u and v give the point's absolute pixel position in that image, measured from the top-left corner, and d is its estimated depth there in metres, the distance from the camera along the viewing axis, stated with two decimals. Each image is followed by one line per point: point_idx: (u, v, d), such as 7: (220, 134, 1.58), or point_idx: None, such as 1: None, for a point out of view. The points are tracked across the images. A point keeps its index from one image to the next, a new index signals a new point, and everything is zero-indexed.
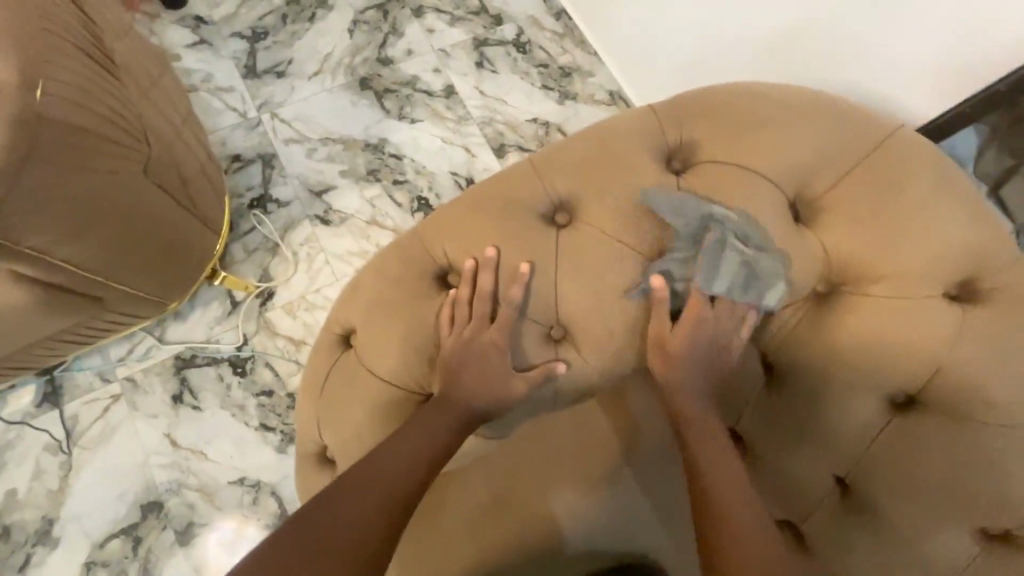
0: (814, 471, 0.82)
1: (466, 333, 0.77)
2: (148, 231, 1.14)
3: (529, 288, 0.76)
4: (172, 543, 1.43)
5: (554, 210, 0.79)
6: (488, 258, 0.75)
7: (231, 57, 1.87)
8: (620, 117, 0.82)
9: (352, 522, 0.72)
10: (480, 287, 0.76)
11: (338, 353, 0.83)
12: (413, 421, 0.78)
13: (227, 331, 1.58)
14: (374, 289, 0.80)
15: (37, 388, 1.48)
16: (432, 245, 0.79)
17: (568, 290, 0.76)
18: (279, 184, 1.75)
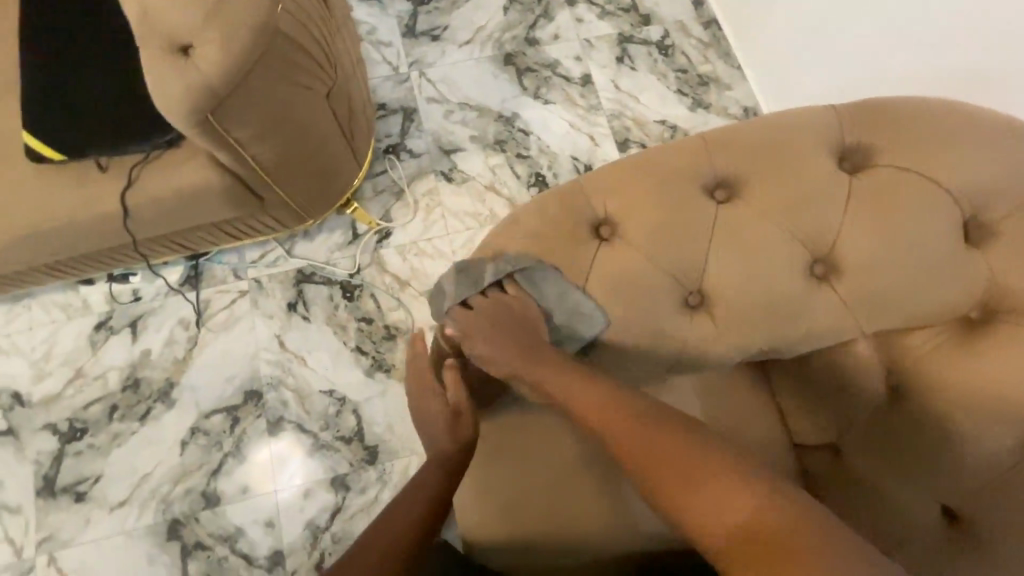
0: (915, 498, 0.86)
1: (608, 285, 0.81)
2: (317, 151, 1.28)
3: (682, 254, 0.80)
4: (262, 431, 1.59)
5: (714, 186, 0.83)
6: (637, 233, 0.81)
7: (395, 16, 2.03)
8: (798, 110, 0.85)
9: (424, 501, 0.92)
10: (629, 244, 0.81)
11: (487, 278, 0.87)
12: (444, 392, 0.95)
13: (344, 258, 1.74)
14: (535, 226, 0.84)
15: (183, 269, 1.69)
16: (595, 198, 0.84)
17: (718, 263, 0.79)
18: (414, 136, 1.89)
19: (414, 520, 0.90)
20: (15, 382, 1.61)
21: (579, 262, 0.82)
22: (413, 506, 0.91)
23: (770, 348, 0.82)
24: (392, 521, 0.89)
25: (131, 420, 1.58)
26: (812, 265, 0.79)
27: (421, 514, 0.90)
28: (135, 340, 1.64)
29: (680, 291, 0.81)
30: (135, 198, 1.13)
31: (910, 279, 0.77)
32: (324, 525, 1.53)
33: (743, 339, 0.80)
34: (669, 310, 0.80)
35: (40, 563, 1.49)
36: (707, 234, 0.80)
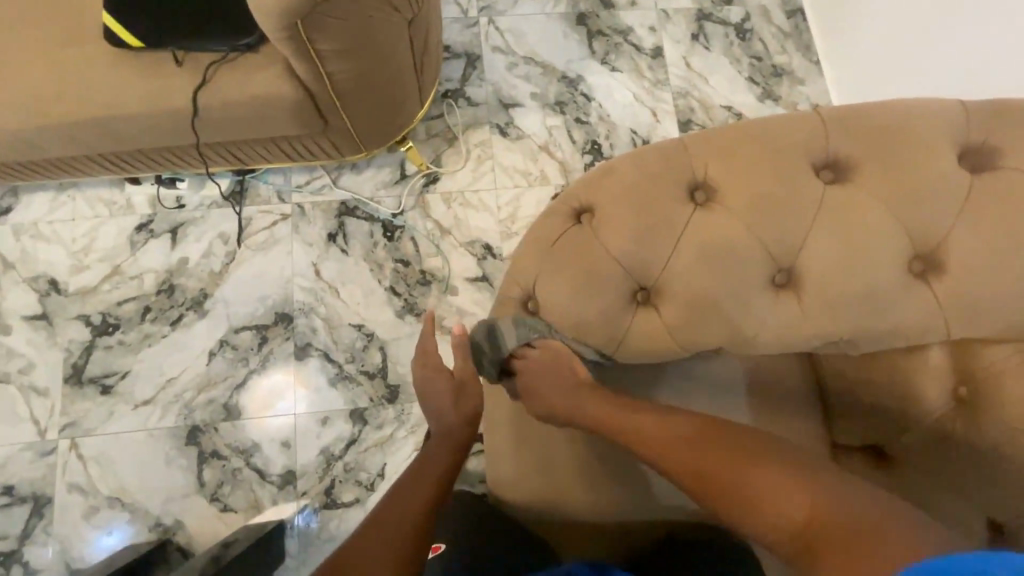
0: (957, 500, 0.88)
1: (702, 245, 0.79)
2: (391, 79, 1.25)
3: (783, 229, 0.79)
4: (290, 353, 1.61)
5: (823, 166, 0.82)
6: (737, 205, 0.80)
7: None
8: (923, 100, 0.84)
9: (432, 480, 0.92)
10: (727, 211, 0.80)
11: (570, 224, 0.86)
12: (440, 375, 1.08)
13: (389, 197, 1.72)
14: (628, 182, 0.83)
15: (229, 183, 1.68)
16: (696, 160, 0.83)
17: (817, 243, 0.78)
18: (475, 84, 1.84)
19: (418, 508, 0.86)
20: (53, 270, 1.62)
21: (669, 225, 0.81)
22: (416, 494, 0.89)
23: (843, 341, 0.81)
24: (397, 511, 0.85)
25: (162, 324, 1.60)
26: (904, 263, 0.78)
27: (429, 491, 0.89)
28: (174, 246, 1.64)
29: (768, 268, 0.80)
30: (205, 98, 1.11)
31: (1002, 288, 0.76)
32: (338, 453, 1.56)
33: (821, 328, 0.79)
34: (750, 284, 0.79)
35: (62, 446, 1.53)
36: (804, 215, 0.78)
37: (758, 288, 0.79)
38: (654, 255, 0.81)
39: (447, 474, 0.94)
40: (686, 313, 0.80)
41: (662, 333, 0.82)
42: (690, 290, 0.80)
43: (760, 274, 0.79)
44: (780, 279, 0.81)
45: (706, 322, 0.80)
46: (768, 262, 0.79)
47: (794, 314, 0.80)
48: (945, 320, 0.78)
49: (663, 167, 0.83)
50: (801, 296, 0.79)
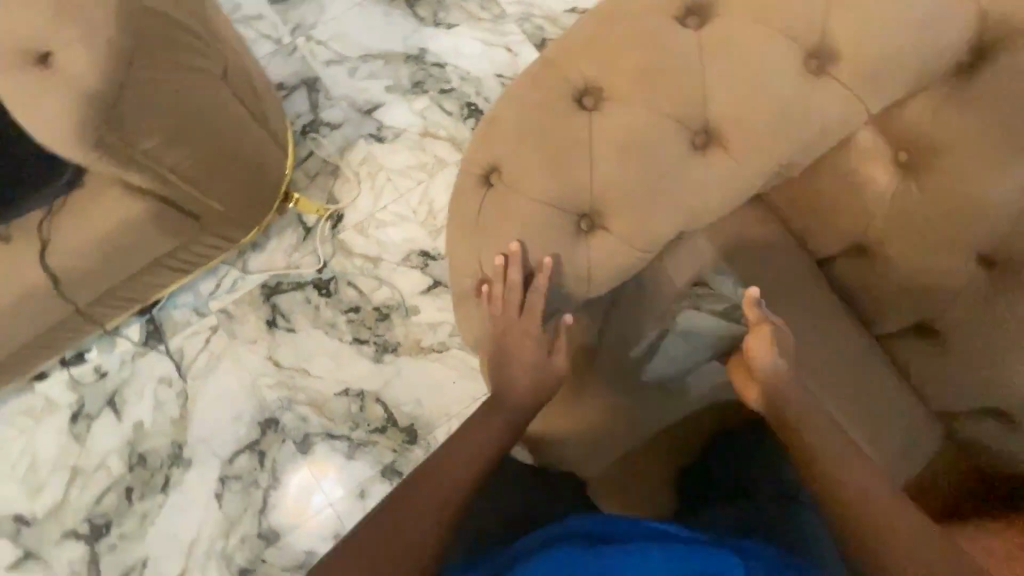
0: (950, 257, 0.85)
1: (618, 143, 0.76)
2: (239, 144, 1.15)
3: (680, 92, 0.75)
4: (293, 451, 1.52)
5: (686, 15, 0.79)
6: (628, 91, 0.76)
7: None
8: None
9: (469, 465, 0.80)
10: (622, 103, 0.76)
11: (484, 192, 0.81)
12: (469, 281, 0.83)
13: (305, 256, 1.62)
14: (516, 122, 0.79)
15: (140, 327, 1.55)
16: (567, 68, 0.79)
17: (716, 88, 0.76)
18: (327, 107, 1.73)
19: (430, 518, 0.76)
20: (11, 505, 1.47)
21: (576, 143, 0.77)
22: (436, 490, 0.77)
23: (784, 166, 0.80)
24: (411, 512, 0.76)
25: (153, 494, 1.48)
26: (800, 65, 0.76)
27: (463, 478, 0.79)
28: (120, 416, 1.51)
29: (685, 135, 0.77)
30: (57, 258, 1.00)
31: (893, 42, 0.75)
32: None
33: (759, 165, 0.78)
34: (674, 159, 0.77)
35: None
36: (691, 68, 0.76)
37: (684, 157, 0.77)
38: (576, 179, 0.77)
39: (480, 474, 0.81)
40: (633, 216, 0.78)
41: (619, 245, 0.79)
42: (626, 193, 0.77)
43: (679, 145, 0.77)
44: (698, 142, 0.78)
45: (656, 213, 0.77)
46: (680, 128, 0.76)
47: (727, 166, 0.78)
48: (862, 99, 0.77)
49: (542, 89, 0.78)
50: (726, 145, 0.78)
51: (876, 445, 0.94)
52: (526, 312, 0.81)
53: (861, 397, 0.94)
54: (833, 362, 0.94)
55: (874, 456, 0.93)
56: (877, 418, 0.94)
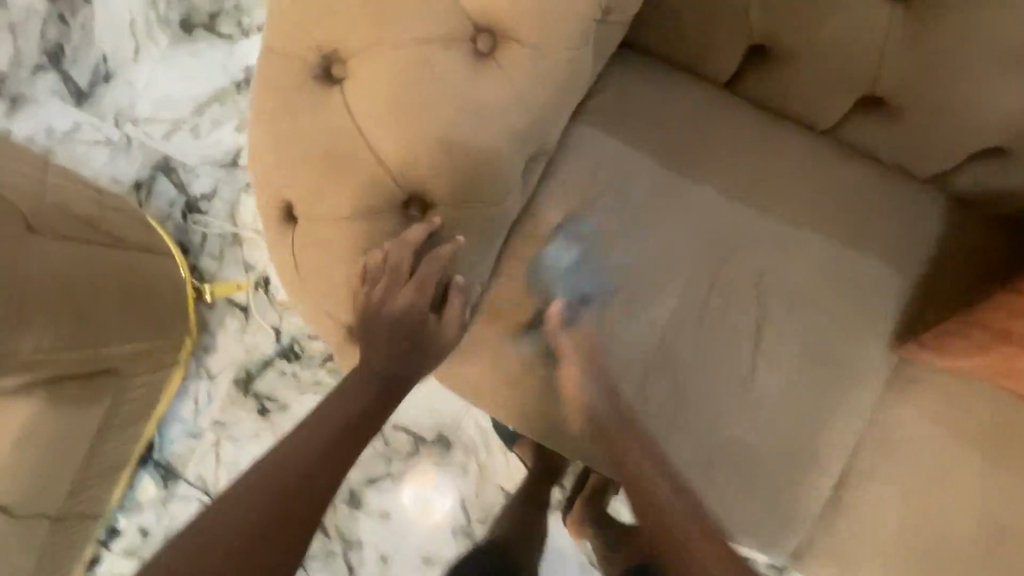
0: (854, 23, 0.65)
1: (395, 100, 0.53)
2: (93, 282, 1.04)
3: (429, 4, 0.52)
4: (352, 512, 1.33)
5: None
6: (372, 35, 0.53)
7: (51, 94, 1.52)
8: None
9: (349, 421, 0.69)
10: (371, 48, 0.53)
11: (291, 232, 0.60)
12: (303, 236, 0.59)
13: (257, 334, 1.53)
14: (265, 131, 0.57)
15: (153, 476, 1.51)
16: (287, 46, 0.55)
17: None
18: (193, 180, 1.56)
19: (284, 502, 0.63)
20: None
21: (337, 137, 0.55)
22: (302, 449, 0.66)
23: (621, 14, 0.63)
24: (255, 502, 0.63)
25: None
26: None
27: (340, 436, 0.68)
28: None
29: (462, 51, 0.54)
30: None
31: None
32: (467, 520, 1.34)
33: (574, 35, 0.55)
34: (466, 93, 0.54)
35: None
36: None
37: (476, 86, 0.54)
38: (360, 182, 0.56)
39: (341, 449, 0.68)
40: (458, 184, 0.57)
41: (465, 220, 0.59)
42: (432, 161, 0.55)
43: (461, 72, 0.54)
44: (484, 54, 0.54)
45: (484, 162, 0.56)
46: (451, 45, 0.53)
47: (541, 60, 0.55)
48: None
49: (265, 84, 0.56)
50: (525, 32, 0.54)
51: (871, 250, 0.80)
52: (414, 281, 0.58)
53: (831, 208, 0.80)
54: (782, 186, 0.80)
55: (875, 264, 0.80)
56: (858, 222, 0.80)
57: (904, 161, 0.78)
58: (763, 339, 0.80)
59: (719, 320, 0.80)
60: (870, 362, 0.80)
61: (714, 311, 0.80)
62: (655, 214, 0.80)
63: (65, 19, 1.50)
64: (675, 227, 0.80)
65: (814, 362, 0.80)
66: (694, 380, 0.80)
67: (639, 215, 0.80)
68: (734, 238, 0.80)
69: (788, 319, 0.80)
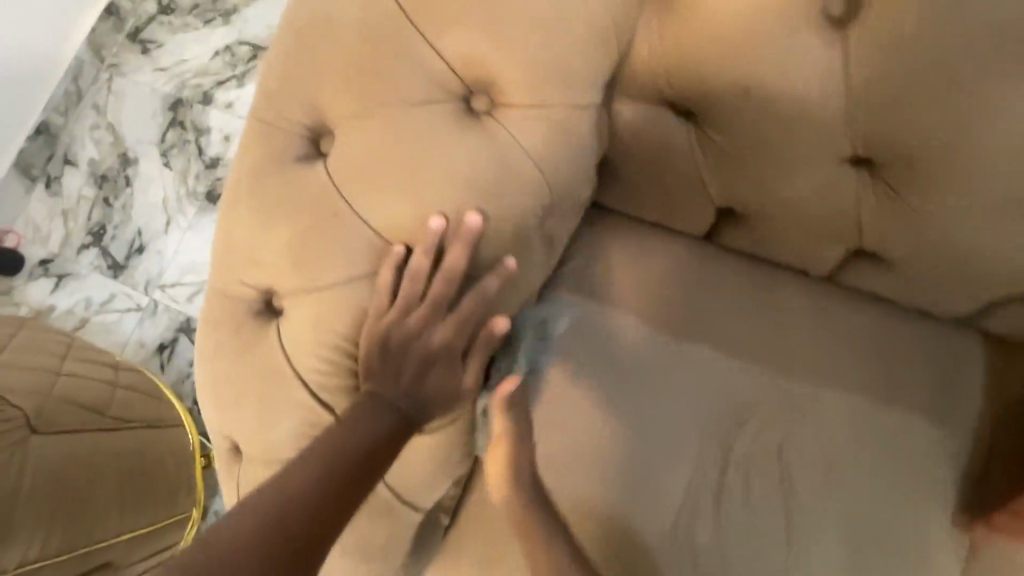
0: (826, 191, 0.61)
1: (324, 347, 0.50)
2: (86, 473, 0.97)
3: (357, 243, 0.49)
4: None
5: (320, 145, 0.54)
6: (297, 282, 0.50)
7: (95, 270, 1.38)
8: None
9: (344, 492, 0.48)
10: (299, 294, 0.51)
11: (238, 466, 0.56)
12: (248, 469, 0.55)
13: None
14: (209, 372, 0.55)
15: None
16: (226, 287, 0.54)
17: (383, 221, 0.49)
18: None
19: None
20: None
21: (272, 379, 0.52)
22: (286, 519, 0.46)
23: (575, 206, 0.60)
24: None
25: None
26: None
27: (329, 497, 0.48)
28: None
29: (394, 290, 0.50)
30: None
31: None
32: None
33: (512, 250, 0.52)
34: (388, 332, 0.50)
35: None
36: (345, 201, 0.50)
37: (412, 323, 0.50)
38: (293, 425, 0.52)
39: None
40: (411, 381, 0.51)
41: (437, 415, 0.53)
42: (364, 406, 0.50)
43: (383, 305, 0.50)
44: (413, 269, 0.49)
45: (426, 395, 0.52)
46: (380, 284, 0.49)
47: (471, 289, 0.50)
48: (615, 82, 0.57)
49: (207, 324, 0.55)
50: (437, 215, 0.48)
51: (903, 406, 0.70)
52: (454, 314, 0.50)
53: (846, 359, 0.72)
54: (788, 339, 0.73)
55: (914, 422, 0.69)
56: (882, 374, 0.71)
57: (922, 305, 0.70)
58: (795, 523, 0.68)
59: (741, 504, 0.69)
60: (933, 543, 0.67)
61: (732, 493, 0.70)
62: (647, 391, 0.72)
63: (103, 197, 1.38)
64: (668, 402, 0.72)
65: (865, 546, 0.67)
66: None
67: (627, 391, 0.73)
68: (742, 407, 0.72)
69: (825, 496, 0.69)
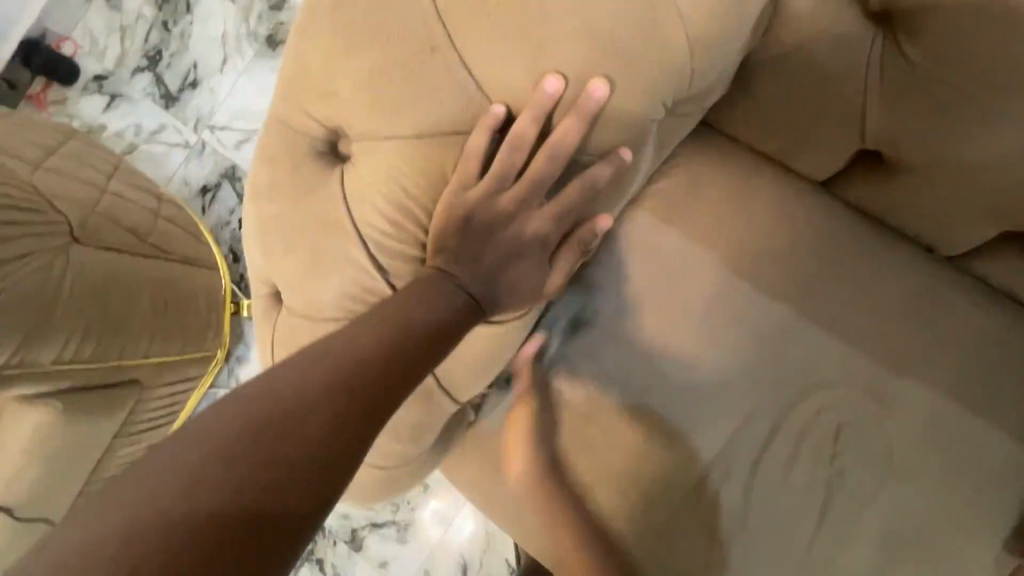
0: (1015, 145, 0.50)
1: (394, 203, 0.44)
2: (122, 289, 0.93)
3: (452, 90, 0.41)
4: (349, 554, 1.10)
5: None
6: (372, 124, 0.43)
7: (147, 97, 1.30)
8: None
9: (396, 367, 0.43)
10: (373, 139, 0.44)
11: (277, 315, 0.53)
12: (287, 320, 0.51)
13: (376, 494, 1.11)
14: (260, 208, 0.50)
15: None
16: (290, 118, 0.47)
17: (488, 68, 0.41)
18: None
19: (167, 565, 0.34)
20: None
21: (328, 229, 0.46)
22: (333, 374, 0.41)
23: (703, 105, 0.50)
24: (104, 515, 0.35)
25: None
26: None
27: (381, 370, 0.43)
28: None
29: (491, 155, 0.43)
30: None
31: None
32: None
33: (629, 137, 0.44)
34: (474, 206, 0.44)
35: None
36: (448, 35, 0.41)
37: (504, 200, 0.44)
38: (346, 283, 0.47)
39: (289, 494, 0.38)
40: (489, 264, 0.46)
41: (511, 308, 0.48)
42: (435, 279, 0.45)
43: (471, 176, 0.43)
44: (517, 136, 0.42)
45: (496, 284, 0.46)
46: (473, 146, 0.42)
47: (576, 177, 0.44)
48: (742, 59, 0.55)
49: (265, 155, 0.49)
50: (553, 76, 0.40)
51: (993, 415, 0.63)
52: (552, 199, 0.45)
53: (944, 352, 0.64)
54: (885, 318, 0.65)
55: (999, 436, 0.62)
56: (981, 377, 0.63)
57: None
58: (834, 505, 0.64)
59: (778, 472, 0.65)
60: (980, 558, 0.62)
61: (775, 461, 0.65)
62: (690, 333, 0.66)
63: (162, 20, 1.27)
64: (732, 353, 0.66)
65: (903, 545, 0.63)
66: (737, 541, 0.65)
67: (677, 335, 0.67)
68: (810, 376, 0.65)
69: (872, 485, 0.64)
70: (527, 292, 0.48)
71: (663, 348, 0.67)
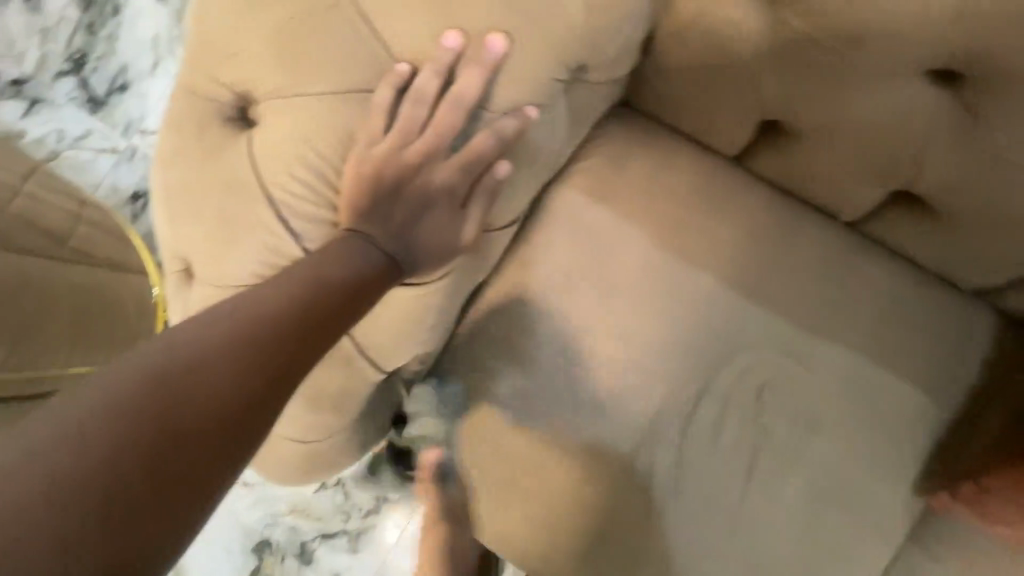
0: (891, 108, 0.54)
1: (300, 162, 0.44)
2: (40, 292, 0.86)
3: (357, 47, 0.42)
4: (299, 568, 1.05)
5: None
6: (279, 83, 0.43)
7: (70, 101, 1.22)
8: None
9: (325, 316, 0.43)
10: (279, 99, 0.44)
11: (189, 290, 0.52)
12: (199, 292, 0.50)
13: (324, 503, 1.07)
14: (168, 177, 0.49)
15: None
16: (199, 84, 0.47)
17: (393, 28, 0.42)
18: None
19: (81, 504, 0.33)
20: None
21: (235, 191, 0.46)
22: (259, 322, 0.41)
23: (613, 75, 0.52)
24: None
25: None
26: None
27: (309, 319, 0.43)
28: None
29: (394, 110, 0.44)
30: None
31: None
32: None
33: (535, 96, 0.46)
34: (380, 161, 0.44)
35: None
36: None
37: (410, 152, 0.44)
38: (255, 244, 0.46)
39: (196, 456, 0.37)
40: (399, 216, 0.46)
41: (427, 263, 0.48)
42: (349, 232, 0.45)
43: (376, 133, 0.44)
44: (418, 90, 0.43)
45: (410, 238, 0.47)
46: (377, 101, 0.43)
47: (481, 132, 0.45)
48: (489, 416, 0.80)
49: (175, 123, 0.48)
50: (453, 32, 0.42)
51: (897, 368, 0.67)
52: (458, 152, 0.45)
53: (851, 310, 0.68)
54: (796, 281, 0.69)
55: (904, 389, 0.67)
56: (884, 332, 0.68)
57: (948, 269, 0.66)
58: (759, 462, 0.67)
59: (706, 434, 0.67)
60: (893, 502, 0.66)
61: (702, 424, 0.67)
62: (611, 299, 0.68)
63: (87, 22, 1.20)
64: (655, 316, 0.68)
65: (823, 496, 0.66)
66: (670, 504, 0.67)
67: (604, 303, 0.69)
68: (732, 340, 0.68)
69: (792, 443, 0.67)
70: (443, 244, 0.48)
71: (594, 318, 0.68)
